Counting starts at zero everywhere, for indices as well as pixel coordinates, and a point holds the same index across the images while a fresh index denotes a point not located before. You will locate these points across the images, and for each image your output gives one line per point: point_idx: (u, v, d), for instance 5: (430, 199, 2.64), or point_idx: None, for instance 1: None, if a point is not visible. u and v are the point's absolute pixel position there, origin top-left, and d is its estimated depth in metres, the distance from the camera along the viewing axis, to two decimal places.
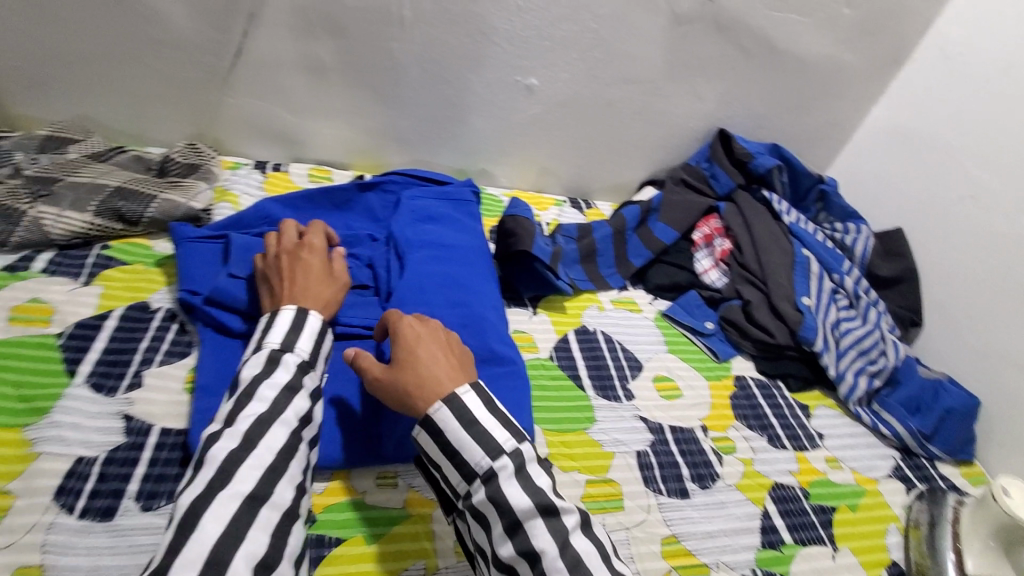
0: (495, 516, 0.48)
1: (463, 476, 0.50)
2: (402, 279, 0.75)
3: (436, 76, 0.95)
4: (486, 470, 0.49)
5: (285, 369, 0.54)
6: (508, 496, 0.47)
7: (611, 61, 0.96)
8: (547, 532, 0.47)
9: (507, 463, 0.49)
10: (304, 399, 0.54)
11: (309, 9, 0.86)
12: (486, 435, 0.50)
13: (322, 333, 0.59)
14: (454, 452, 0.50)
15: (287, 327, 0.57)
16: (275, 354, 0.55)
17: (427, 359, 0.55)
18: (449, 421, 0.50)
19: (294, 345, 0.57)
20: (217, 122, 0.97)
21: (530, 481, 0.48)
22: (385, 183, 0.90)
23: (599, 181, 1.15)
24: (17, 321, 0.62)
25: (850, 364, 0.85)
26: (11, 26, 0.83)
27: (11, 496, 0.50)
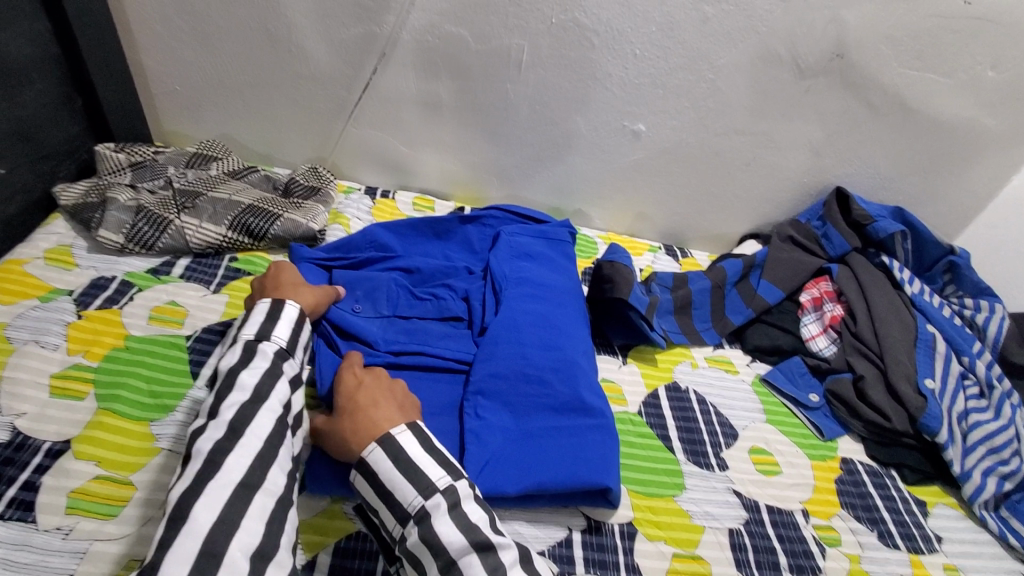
0: (428, 557, 0.50)
1: (397, 519, 0.53)
2: (497, 315, 0.74)
3: (545, 117, 0.97)
4: (418, 509, 0.52)
5: (260, 358, 0.57)
6: (441, 535, 0.50)
7: (724, 112, 0.94)
8: (483, 569, 0.49)
9: (441, 501, 0.52)
10: (284, 385, 0.57)
11: (434, 51, 0.91)
12: (421, 472, 0.53)
13: (298, 323, 0.63)
14: (388, 493, 0.53)
15: (262, 319, 0.61)
16: (252, 344, 0.58)
17: (361, 402, 0.58)
18: (382, 462, 0.54)
19: (271, 334, 0.60)
20: (337, 148, 1.04)
21: (464, 518, 0.51)
22: (485, 218, 0.93)
23: (696, 230, 1.11)
24: (155, 321, 0.69)
25: (977, 462, 0.76)
26: (180, 55, 0.94)
27: (133, 487, 0.54)
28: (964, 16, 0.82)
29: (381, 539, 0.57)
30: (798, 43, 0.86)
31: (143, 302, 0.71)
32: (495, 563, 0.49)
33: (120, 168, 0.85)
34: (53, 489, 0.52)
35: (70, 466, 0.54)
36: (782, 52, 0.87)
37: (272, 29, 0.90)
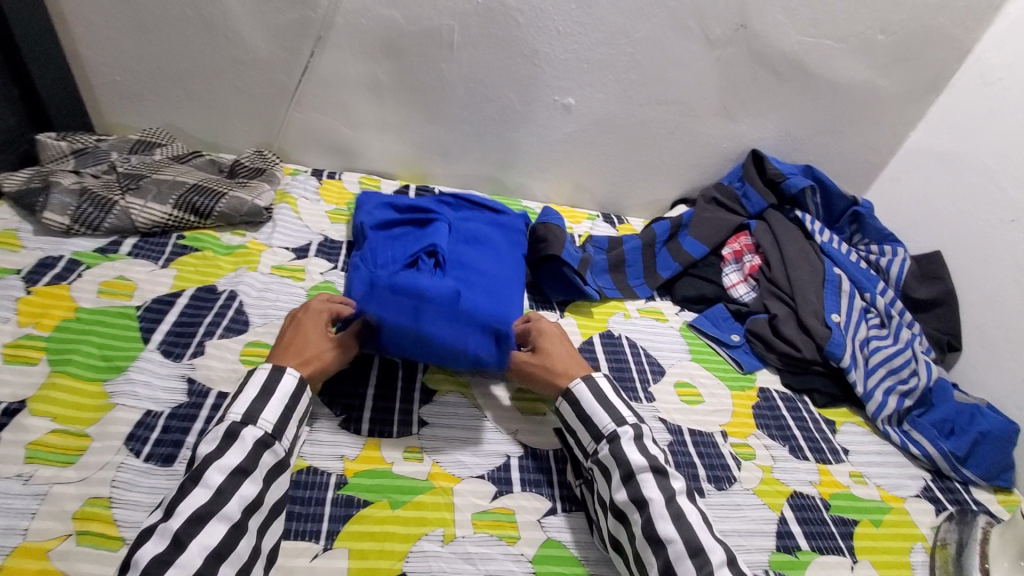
0: (614, 467, 0.56)
1: (592, 437, 0.60)
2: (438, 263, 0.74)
3: (480, 95, 1.02)
4: (611, 432, 0.58)
5: (239, 448, 0.50)
6: (627, 453, 0.56)
7: (645, 83, 1.01)
8: (657, 488, 0.54)
9: (629, 429, 0.58)
10: (253, 484, 0.50)
11: (370, 34, 0.95)
12: (615, 407, 0.61)
13: (294, 398, 0.56)
14: (587, 417, 0.61)
15: (254, 396, 0.54)
16: (235, 429, 0.51)
17: (557, 352, 0.68)
18: (585, 393, 0.62)
19: (258, 416, 0.53)
20: (281, 133, 1.07)
21: (646, 448, 0.57)
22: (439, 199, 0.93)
23: (631, 197, 1.18)
24: (105, 293, 0.71)
25: (878, 383, 0.84)
26: (118, 46, 0.96)
27: (89, 438, 0.57)
28: None
29: (330, 471, 0.59)
30: (704, 15, 0.94)
31: (92, 277, 0.73)
32: (665, 485, 0.54)
33: (63, 156, 0.87)
34: (11, 443, 0.55)
35: (26, 422, 0.57)
36: (691, 24, 0.94)
37: (210, 17, 0.93)
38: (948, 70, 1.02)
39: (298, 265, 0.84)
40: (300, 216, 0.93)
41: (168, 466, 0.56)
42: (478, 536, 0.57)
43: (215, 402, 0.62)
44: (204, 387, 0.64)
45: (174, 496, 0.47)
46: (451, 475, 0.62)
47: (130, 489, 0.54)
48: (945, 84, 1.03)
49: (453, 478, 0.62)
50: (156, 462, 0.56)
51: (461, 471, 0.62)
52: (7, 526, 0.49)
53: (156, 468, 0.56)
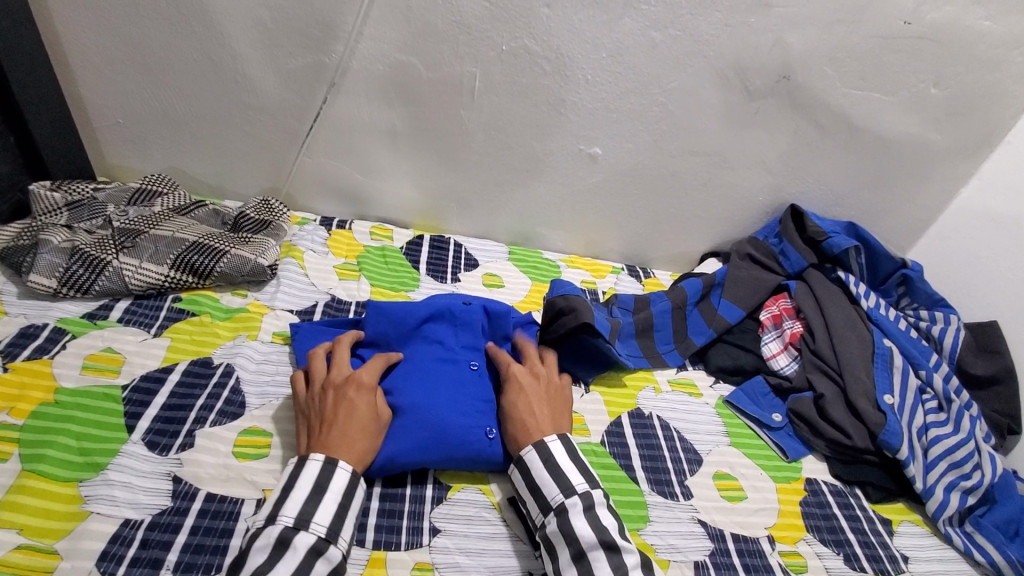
0: (563, 545, 0.53)
1: (541, 509, 0.57)
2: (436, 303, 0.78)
3: (501, 143, 0.96)
4: (559, 504, 0.55)
5: (289, 560, 0.46)
6: (576, 529, 0.53)
7: (678, 134, 0.94)
8: (609, 567, 0.51)
9: (578, 501, 0.54)
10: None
11: (385, 79, 0.89)
12: (564, 473, 0.57)
13: (348, 492, 0.52)
14: (536, 487, 0.57)
15: (304, 496, 0.50)
16: (285, 536, 0.47)
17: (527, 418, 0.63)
18: (535, 461, 0.58)
19: (311, 519, 0.49)
20: (290, 179, 1.02)
21: (597, 520, 0.54)
22: None
23: (658, 250, 1.11)
24: (89, 370, 0.65)
25: (939, 478, 0.76)
26: (121, 87, 0.90)
27: (57, 556, 0.50)
28: (904, 36, 0.84)
29: None
30: (744, 65, 0.87)
31: (77, 350, 0.67)
32: (618, 563, 0.51)
33: (56, 208, 0.81)
34: None
35: None
36: (730, 74, 0.88)
37: (218, 60, 0.88)
38: (1005, 126, 0.94)
39: None
40: (306, 273, 0.87)
41: None
42: None
43: (202, 508, 0.55)
44: (191, 487, 0.57)
45: None
46: None
47: None
48: (1001, 140, 0.96)
49: None
50: None
51: None
52: None
53: None
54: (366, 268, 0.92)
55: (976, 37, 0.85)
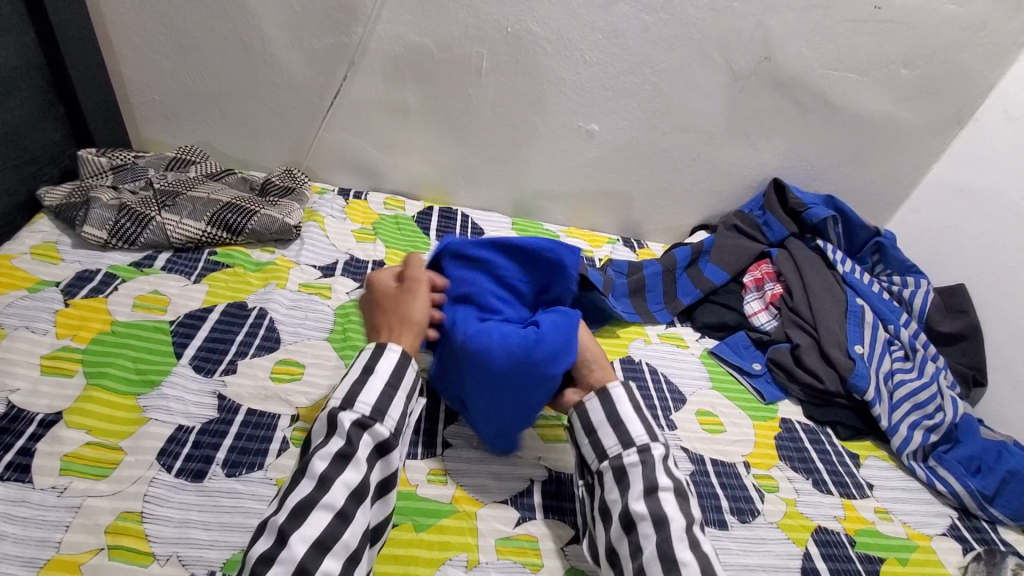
0: (638, 479, 0.54)
1: (618, 442, 0.57)
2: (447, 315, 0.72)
3: (506, 120, 1.05)
4: (643, 443, 0.56)
5: (339, 434, 0.52)
6: (656, 469, 0.54)
7: (668, 112, 1.02)
8: (679, 511, 0.52)
9: (661, 446, 0.56)
10: (355, 470, 0.50)
11: (400, 58, 0.98)
12: (648, 422, 0.59)
13: (393, 373, 0.57)
14: (619, 421, 0.58)
15: (355, 378, 0.56)
16: (334, 414, 0.53)
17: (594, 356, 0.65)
18: (621, 400, 0.60)
19: (356, 399, 0.54)
20: (310, 152, 1.10)
21: (671, 469, 0.55)
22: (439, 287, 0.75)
23: (651, 223, 1.19)
24: (140, 308, 0.73)
25: (903, 417, 0.83)
26: (158, 66, 0.99)
27: (122, 452, 0.57)
28: (874, 20, 0.92)
29: None
30: (728, 47, 0.95)
31: (128, 291, 0.75)
32: (685, 510, 0.52)
33: (102, 172, 0.89)
34: (47, 454, 0.56)
35: (62, 434, 0.58)
36: (715, 55, 0.96)
37: (248, 41, 0.96)
38: (972, 105, 1.02)
39: (324, 284, 0.85)
40: (327, 235, 0.95)
41: (198, 481, 0.57)
42: (501, 564, 0.57)
43: (244, 419, 0.63)
44: (234, 403, 0.65)
45: (287, 487, 0.50)
46: (474, 499, 0.62)
47: (161, 504, 0.54)
48: (969, 118, 1.04)
49: (476, 502, 0.62)
50: (186, 478, 0.57)
51: (484, 496, 0.63)
52: (42, 537, 0.50)
53: (187, 483, 0.56)
54: (381, 232, 1.00)
55: (942, 20, 0.93)
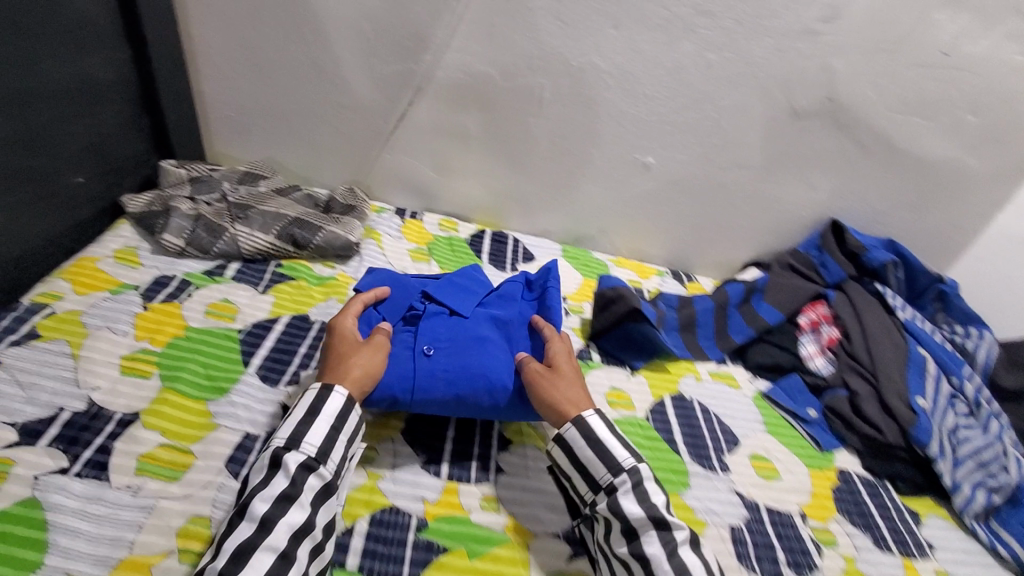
0: (614, 523, 0.57)
1: (589, 487, 0.60)
2: (443, 313, 0.73)
3: (562, 148, 1.07)
4: (609, 484, 0.58)
5: (282, 476, 0.53)
6: (625, 507, 0.56)
7: (727, 147, 1.02)
8: (658, 542, 0.54)
9: (626, 479, 0.58)
10: (299, 511, 0.51)
11: (463, 85, 1.01)
12: (611, 450, 0.59)
13: (341, 415, 0.58)
14: (582, 466, 0.60)
15: (299, 419, 0.57)
16: (277, 454, 0.54)
17: (570, 377, 0.66)
18: (577, 440, 0.60)
19: (300, 441, 0.55)
20: (370, 172, 1.14)
21: (647, 497, 0.57)
22: (454, 280, 0.77)
23: (702, 257, 1.18)
24: (211, 315, 0.76)
25: (967, 476, 0.80)
26: (237, 85, 1.04)
27: (193, 455, 0.60)
28: (943, 66, 0.91)
29: (410, 512, 0.61)
30: (791, 87, 0.95)
31: (201, 298, 0.78)
32: (668, 538, 0.55)
33: (181, 182, 0.95)
34: (123, 453, 0.58)
35: (138, 434, 0.60)
36: (778, 94, 0.96)
37: (322, 65, 1.01)
38: None
39: None
40: (384, 253, 0.98)
41: None
42: None
43: None
44: None
45: (222, 532, 0.50)
46: (526, 530, 0.62)
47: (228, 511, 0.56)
48: None
49: (529, 534, 0.62)
50: None
51: (538, 528, 0.62)
52: (114, 536, 0.52)
53: None
54: (435, 253, 1.03)
55: (1014, 69, 0.91)
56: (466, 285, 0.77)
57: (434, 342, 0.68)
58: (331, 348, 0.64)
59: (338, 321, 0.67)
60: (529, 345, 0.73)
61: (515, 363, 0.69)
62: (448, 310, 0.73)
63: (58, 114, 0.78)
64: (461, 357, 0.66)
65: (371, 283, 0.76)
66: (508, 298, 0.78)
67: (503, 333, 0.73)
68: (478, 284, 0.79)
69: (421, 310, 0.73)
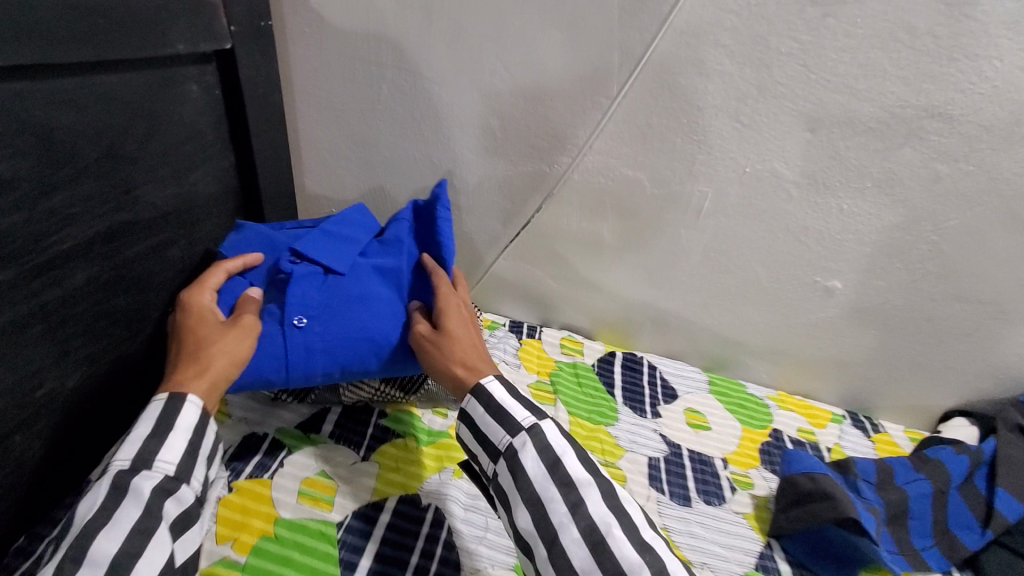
0: (513, 492, 0.53)
1: (490, 456, 0.56)
2: (307, 267, 0.67)
3: (718, 266, 0.87)
4: (506, 446, 0.54)
5: (134, 502, 0.47)
6: (525, 469, 0.52)
7: (944, 276, 0.79)
8: (562, 509, 0.50)
9: (523, 438, 0.53)
10: (159, 548, 0.46)
11: (602, 190, 0.84)
12: (508, 415, 0.56)
13: (198, 426, 0.53)
14: (482, 436, 0.56)
15: (148, 433, 0.50)
16: (125, 480, 0.48)
17: (462, 340, 0.63)
18: (475, 408, 0.57)
19: (152, 459, 0.49)
20: (483, 279, 0.99)
21: (547, 458, 0.52)
22: (324, 228, 0.70)
23: (887, 399, 0.94)
24: (305, 499, 0.63)
25: None
26: (345, 182, 0.93)
27: None
28: None
29: None
30: None
31: (293, 470, 0.66)
32: (574, 499, 0.50)
33: None
34: None
35: None
36: None
37: (439, 163, 0.88)
38: None
39: None
40: None
41: None
42: None
43: None
44: None
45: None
46: None
47: None
48: None
49: None
50: None
51: None
52: None
53: None
54: (561, 388, 0.86)
55: None
56: (337, 231, 0.71)
57: (310, 307, 0.64)
58: (186, 332, 0.58)
59: (194, 299, 0.61)
60: (417, 294, 0.70)
61: (403, 323, 0.67)
62: (322, 270, 0.67)
63: (149, 243, 0.67)
64: (340, 328, 0.64)
65: (238, 249, 0.70)
66: (389, 247, 0.72)
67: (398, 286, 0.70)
68: (358, 232, 0.73)
69: (291, 272, 0.66)
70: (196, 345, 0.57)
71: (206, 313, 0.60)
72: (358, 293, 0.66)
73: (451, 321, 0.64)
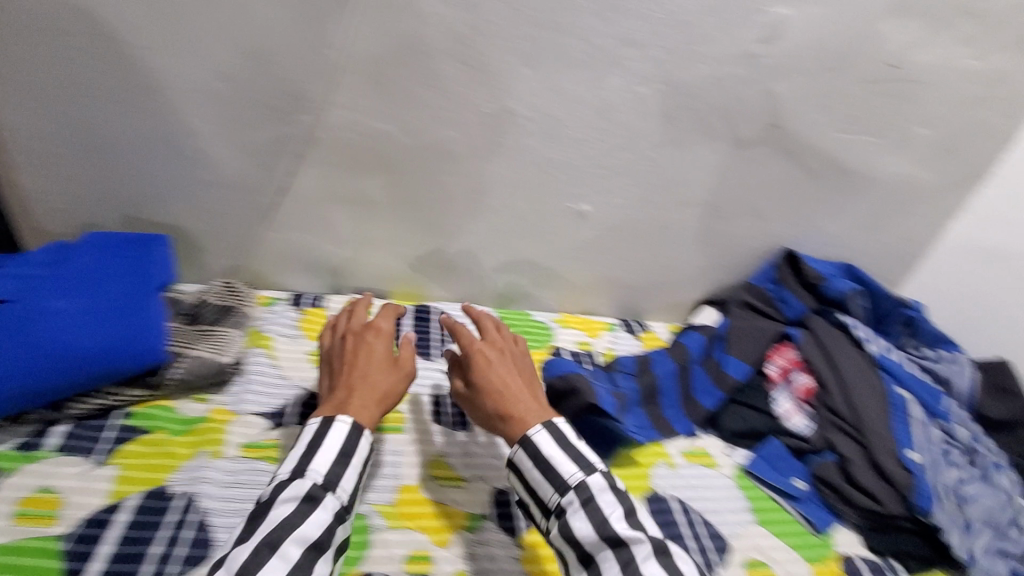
0: (568, 548, 0.56)
1: (543, 513, 0.59)
2: None
3: (483, 207, 0.92)
4: (556, 505, 0.57)
5: (319, 518, 0.55)
6: (576, 530, 0.55)
7: (666, 186, 0.91)
8: (614, 563, 0.52)
9: (574, 498, 0.56)
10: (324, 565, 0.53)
11: (358, 148, 0.84)
12: (556, 468, 0.58)
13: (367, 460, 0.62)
14: (533, 489, 0.59)
15: (334, 457, 0.59)
16: (315, 492, 0.56)
17: (529, 394, 0.66)
18: (524, 463, 0.60)
19: (337, 484, 0.58)
20: (258, 255, 0.94)
21: (597, 513, 0.55)
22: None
23: (652, 303, 1.07)
24: (25, 519, 0.62)
25: (981, 545, 0.77)
26: (58, 168, 0.81)
27: None
28: (892, 80, 0.84)
29: None
30: (732, 114, 0.84)
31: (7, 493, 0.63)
32: (626, 557, 0.52)
33: None
34: None
35: None
36: (719, 125, 0.85)
37: (171, 135, 0.80)
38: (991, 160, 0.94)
39: (270, 441, 0.75)
40: (277, 362, 0.84)
41: None
42: None
43: None
44: None
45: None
46: None
47: None
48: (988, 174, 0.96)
49: None
50: None
51: None
52: None
53: None
54: None
55: (967, 77, 0.84)
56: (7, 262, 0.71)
57: None
58: (353, 355, 0.71)
59: (378, 325, 0.75)
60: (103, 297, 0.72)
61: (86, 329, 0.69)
62: None
63: None
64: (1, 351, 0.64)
65: None
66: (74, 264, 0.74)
67: (89, 302, 0.71)
68: (48, 263, 0.73)
69: None
70: (348, 363, 0.70)
71: (381, 342, 0.72)
72: (28, 310, 0.67)
73: (511, 372, 0.68)
